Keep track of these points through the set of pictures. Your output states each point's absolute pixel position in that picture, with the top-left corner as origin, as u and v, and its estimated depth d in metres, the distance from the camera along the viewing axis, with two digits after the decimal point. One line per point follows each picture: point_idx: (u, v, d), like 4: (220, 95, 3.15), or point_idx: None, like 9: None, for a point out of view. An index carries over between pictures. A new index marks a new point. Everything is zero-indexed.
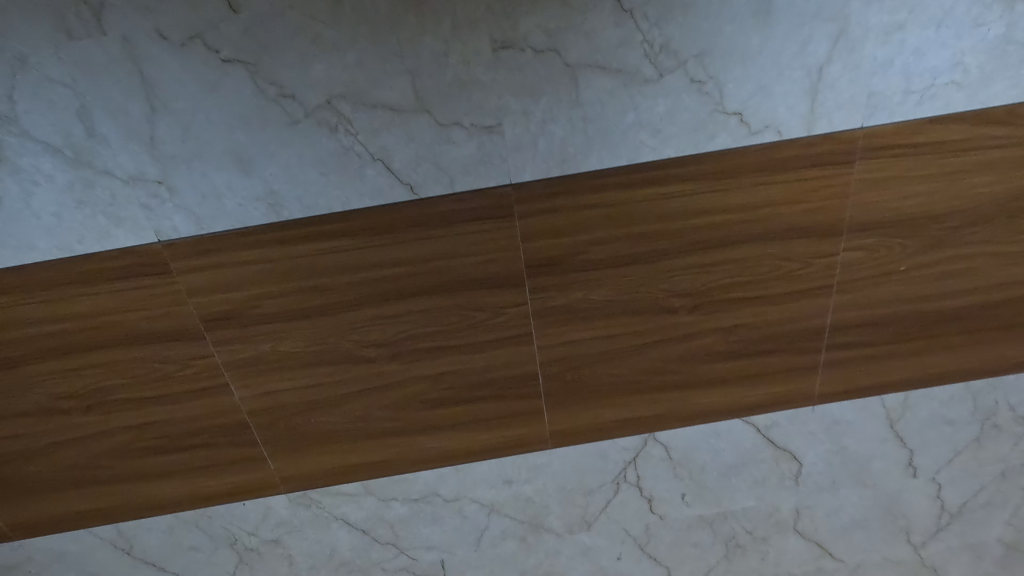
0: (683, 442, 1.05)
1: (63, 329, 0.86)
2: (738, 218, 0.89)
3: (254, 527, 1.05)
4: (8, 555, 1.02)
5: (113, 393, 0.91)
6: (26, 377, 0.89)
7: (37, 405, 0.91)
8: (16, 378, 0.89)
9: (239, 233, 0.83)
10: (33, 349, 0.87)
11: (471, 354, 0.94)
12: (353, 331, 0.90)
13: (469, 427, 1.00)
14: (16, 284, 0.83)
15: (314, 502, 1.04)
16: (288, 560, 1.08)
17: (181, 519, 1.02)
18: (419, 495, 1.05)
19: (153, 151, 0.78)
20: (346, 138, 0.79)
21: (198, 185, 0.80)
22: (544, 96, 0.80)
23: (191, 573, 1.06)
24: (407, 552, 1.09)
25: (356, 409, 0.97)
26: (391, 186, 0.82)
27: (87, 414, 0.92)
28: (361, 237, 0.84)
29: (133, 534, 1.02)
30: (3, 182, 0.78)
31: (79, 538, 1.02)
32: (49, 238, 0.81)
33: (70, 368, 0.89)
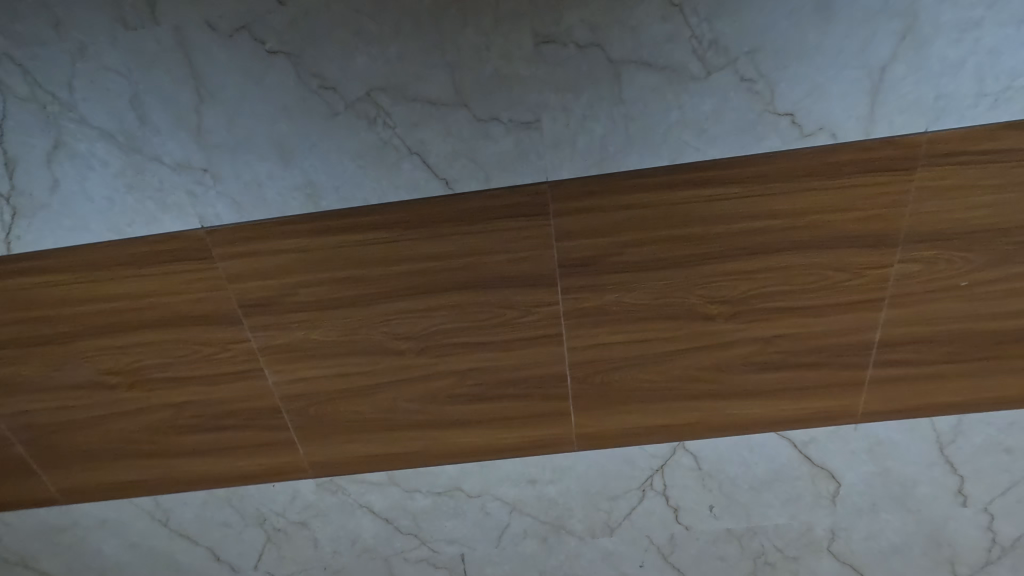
0: (714, 453, 1.02)
1: (111, 308, 0.90)
2: (784, 224, 0.84)
3: (282, 508, 1.07)
4: (57, 518, 1.08)
5: (155, 372, 0.95)
6: (76, 352, 0.93)
7: (87, 378, 0.95)
8: (68, 352, 0.93)
9: (278, 222, 0.84)
10: (85, 326, 0.91)
11: (499, 351, 0.93)
12: (384, 323, 0.91)
13: (494, 424, 1.00)
14: (70, 263, 0.87)
15: (340, 489, 1.06)
16: (313, 543, 1.10)
17: (215, 495, 1.06)
18: (443, 488, 1.06)
19: (199, 139, 0.80)
20: (384, 131, 0.79)
21: (241, 174, 0.82)
22: (586, 92, 0.78)
23: (222, 548, 1.10)
24: (428, 544, 1.11)
25: (384, 401, 0.98)
26: (426, 180, 0.82)
27: (131, 390, 0.96)
28: (396, 231, 0.84)
29: (170, 506, 1.07)
30: (61, 166, 0.82)
31: (120, 508, 1.07)
32: (101, 221, 0.85)
33: (117, 346, 0.93)
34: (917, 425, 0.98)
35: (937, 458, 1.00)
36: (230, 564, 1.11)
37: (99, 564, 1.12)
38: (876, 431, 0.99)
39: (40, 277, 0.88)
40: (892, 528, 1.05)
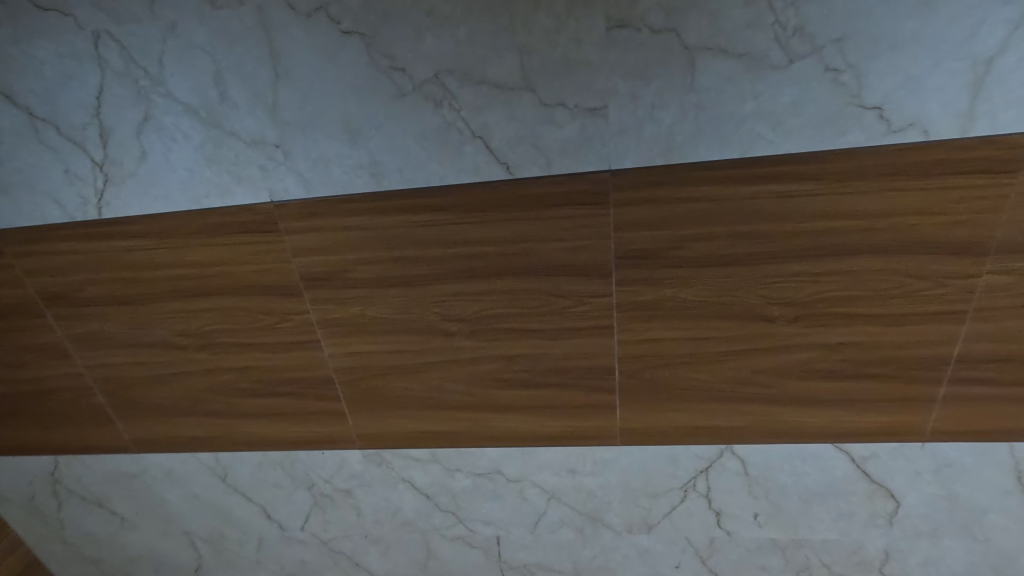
0: (763, 460, 0.98)
1: (186, 275, 0.95)
2: (860, 225, 0.80)
3: (330, 475, 1.12)
4: (129, 465, 1.17)
5: (222, 336, 1.00)
6: (153, 313, 1.00)
7: (161, 338, 1.02)
8: (146, 313, 1.00)
9: (342, 199, 0.87)
10: (162, 290, 0.97)
11: (549, 339, 0.93)
12: (437, 304, 0.93)
13: (539, 412, 1.00)
14: (151, 229, 0.93)
15: (384, 462, 1.09)
16: (356, 510, 1.16)
17: (269, 457, 1.12)
18: (483, 470, 1.07)
19: (274, 116, 0.83)
20: (449, 113, 0.80)
21: (310, 151, 0.85)
22: (656, 79, 0.75)
23: (274, 506, 1.18)
24: (465, 523, 1.14)
25: (432, 380, 1.00)
26: (488, 164, 0.82)
27: (200, 352, 1.02)
28: (454, 213, 0.85)
29: (228, 464, 1.13)
30: (149, 138, 0.87)
31: (185, 461, 1.15)
32: (182, 190, 0.89)
33: (189, 310, 0.99)
34: (993, 450, 0.91)
35: (1012, 487, 0.93)
36: (281, 522, 1.20)
37: (165, 509, 1.22)
38: (946, 452, 0.93)
39: (124, 241, 0.94)
40: (953, 555, 0.99)
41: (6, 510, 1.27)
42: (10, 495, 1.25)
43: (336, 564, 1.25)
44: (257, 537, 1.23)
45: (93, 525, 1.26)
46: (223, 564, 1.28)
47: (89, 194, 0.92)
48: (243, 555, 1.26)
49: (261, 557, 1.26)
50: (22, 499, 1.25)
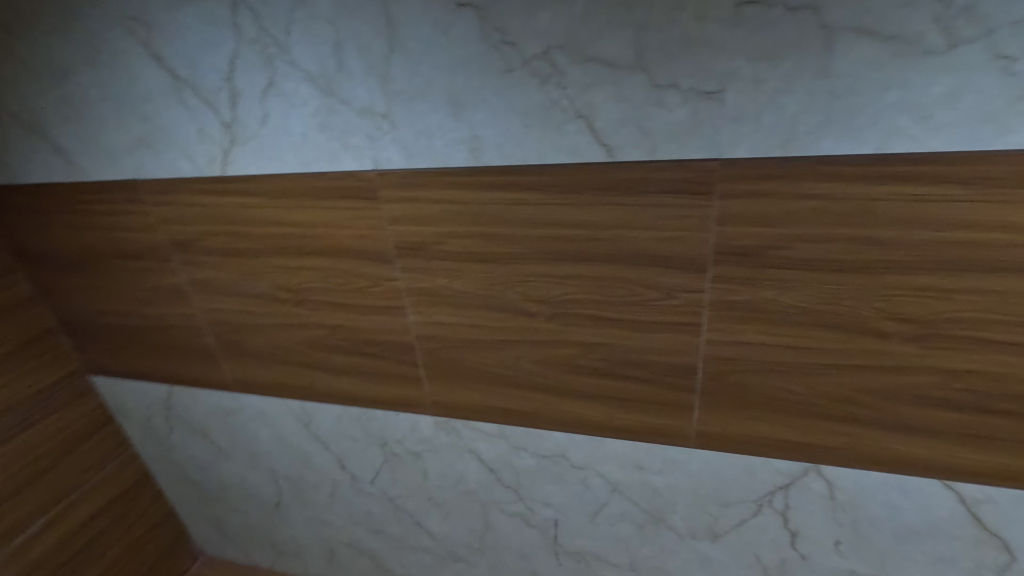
0: (855, 487, 0.90)
1: (289, 234, 1.01)
2: (1012, 239, 0.69)
3: (402, 436, 1.18)
4: (228, 402, 1.29)
5: (318, 294, 1.07)
6: (258, 268, 1.07)
7: (264, 291, 1.10)
8: (252, 267, 1.07)
9: (439, 172, 0.88)
10: (269, 246, 1.04)
11: (631, 331, 0.90)
12: (521, 283, 0.93)
13: (612, 403, 0.98)
14: (264, 189, 0.99)
15: (454, 431, 1.13)
16: (423, 473, 1.21)
17: (348, 412, 1.19)
18: (549, 453, 1.08)
19: (385, 86, 0.85)
20: (555, 91, 0.78)
21: (415, 123, 0.86)
22: (785, 61, 0.69)
23: (349, 457, 1.25)
24: (525, 501, 1.16)
25: (508, 358, 1.00)
26: (588, 145, 0.80)
27: (297, 307, 1.09)
28: (549, 194, 0.84)
29: (312, 413, 1.22)
30: (271, 103, 0.92)
31: (275, 404, 1.24)
32: (296, 154, 0.94)
33: (290, 267, 1.05)
34: None
35: None
36: (353, 473, 1.28)
37: (255, 445, 1.34)
38: None
39: (240, 198, 1.00)
40: None
41: (127, 427, 1.44)
42: (131, 415, 1.41)
43: (400, 520, 1.32)
44: (331, 484, 1.32)
45: (195, 450, 1.42)
46: (301, 503, 1.40)
47: (216, 152, 0.98)
48: (318, 497, 1.37)
49: (333, 502, 1.36)
50: (141, 419, 1.41)
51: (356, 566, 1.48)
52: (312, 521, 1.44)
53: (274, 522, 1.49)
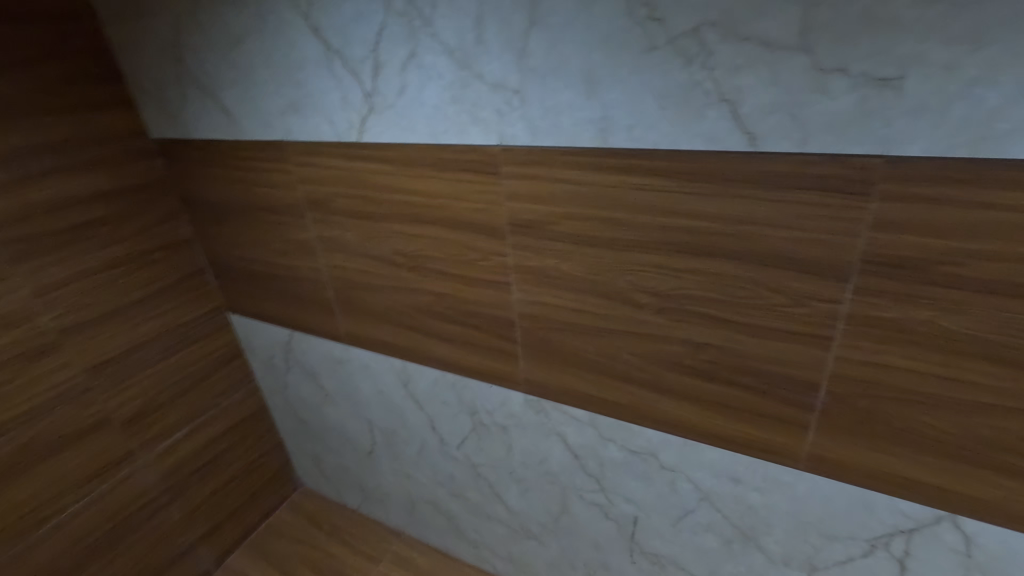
0: (997, 546, 0.79)
1: (411, 201, 1.06)
2: None
3: (492, 408, 1.21)
4: (339, 352, 1.39)
5: (429, 262, 1.11)
6: (379, 231, 1.13)
7: (382, 254, 1.16)
8: (374, 230, 1.14)
9: (564, 151, 0.86)
10: (391, 211, 1.09)
11: (749, 336, 0.84)
12: (634, 273, 0.89)
13: (716, 409, 0.93)
14: (393, 157, 1.03)
15: (543, 411, 1.13)
16: (507, 446, 1.23)
17: (445, 377, 1.24)
18: (638, 449, 1.05)
19: (520, 61, 0.84)
20: (700, 71, 0.73)
21: (545, 100, 0.84)
22: (991, 45, 0.59)
23: (440, 420, 1.31)
24: (606, 493, 1.14)
25: (609, 347, 0.98)
26: (729, 132, 0.74)
27: (409, 272, 1.15)
28: (677, 181, 0.79)
29: (412, 373, 1.29)
30: (409, 75, 0.94)
31: (380, 360, 1.33)
32: (427, 125, 0.96)
33: (408, 233, 1.10)
34: None
35: None
36: (442, 436, 1.34)
37: (358, 395, 1.44)
38: None
39: (372, 163, 1.06)
40: None
41: (253, 362, 1.62)
42: (257, 352, 1.58)
43: (480, 488, 1.37)
44: (420, 442, 1.40)
45: (306, 392, 1.56)
46: (391, 455, 1.50)
47: (355, 119, 1.03)
48: (407, 453, 1.45)
49: (420, 460, 1.44)
50: (265, 356, 1.58)
51: (433, 522, 1.56)
52: (399, 474, 1.53)
53: (365, 468, 1.61)
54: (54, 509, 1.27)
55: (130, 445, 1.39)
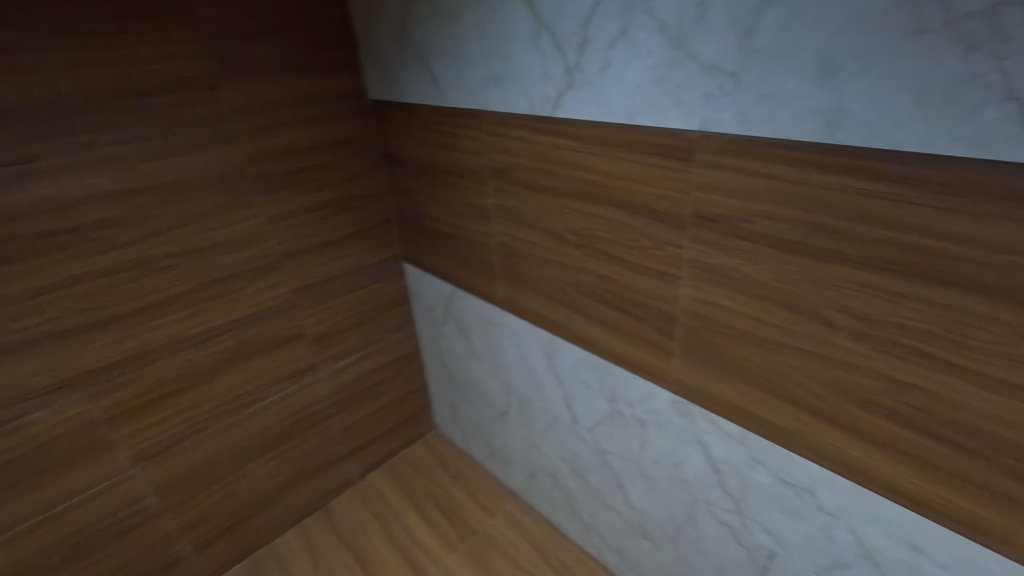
0: None
1: (590, 180, 1.03)
2: None
3: (633, 400, 1.16)
4: (491, 314, 1.46)
5: (597, 242, 1.07)
6: (551, 205, 1.13)
7: (549, 228, 1.16)
8: (546, 203, 1.14)
9: (775, 144, 0.77)
10: (567, 186, 1.08)
11: (977, 388, 0.70)
12: (834, 289, 0.78)
13: (908, 461, 0.79)
14: (580, 134, 1.00)
15: (689, 416, 1.06)
16: (641, 441, 1.19)
17: (590, 359, 1.22)
18: (793, 481, 0.94)
19: (744, 41, 0.75)
20: (984, 61, 0.59)
21: (766, 86, 0.75)
22: None
23: (577, 399, 1.31)
24: (744, 518, 1.06)
25: (783, 365, 0.88)
26: (1011, 139, 0.59)
27: (573, 250, 1.13)
28: (917, 191, 0.67)
29: (557, 348, 1.29)
30: (616, 52, 0.89)
31: (528, 329, 1.36)
32: (624, 105, 0.92)
33: (579, 211, 1.08)
34: None
35: None
36: (575, 415, 1.34)
37: (502, 358, 1.51)
38: None
39: (557, 138, 1.05)
40: None
41: (416, 309, 1.80)
42: (421, 300, 1.74)
43: (603, 475, 1.36)
44: (552, 415, 1.42)
45: (456, 345, 1.68)
46: (522, 421, 1.56)
47: (551, 94, 1.02)
48: (538, 423, 1.50)
49: (549, 433, 1.48)
50: (426, 306, 1.74)
51: (550, 494, 1.61)
52: (526, 440, 1.60)
53: (496, 427, 1.71)
54: (264, 395, 1.53)
55: (320, 356, 1.62)
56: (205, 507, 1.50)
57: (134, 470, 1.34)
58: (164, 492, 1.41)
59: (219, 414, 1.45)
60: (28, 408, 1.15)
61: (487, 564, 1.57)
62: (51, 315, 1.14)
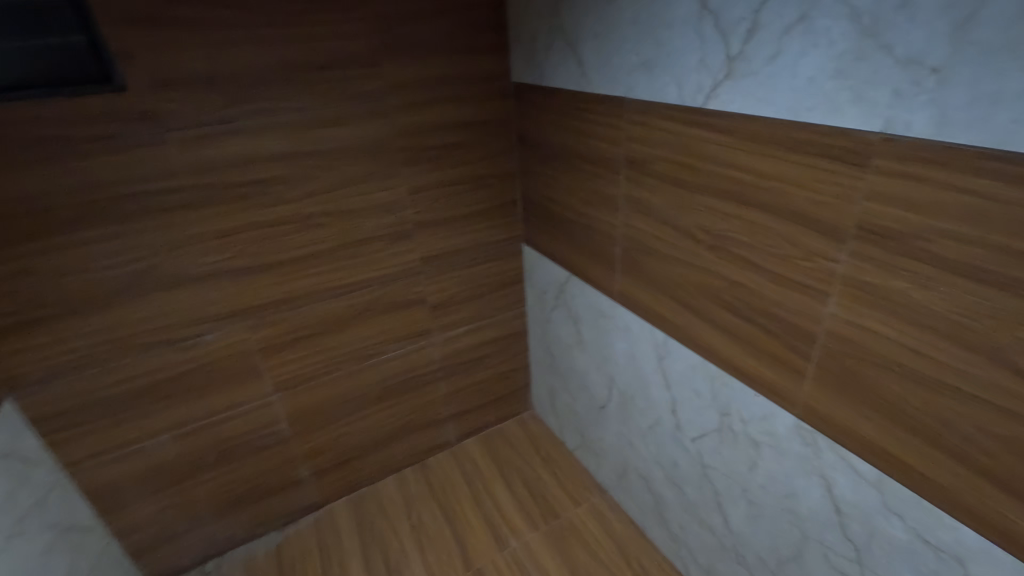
0: None
1: (735, 178, 0.95)
2: None
3: (749, 418, 1.08)
4: (604, 306, 1.44)
5: (733, 245, 1.00)
6: (686, 201, 1.07)
7: (680, 225, 1.10)
8: (682, 198, 1.08)
9: (981, 155, 0.64)
10: (707, 183, 1.01)
11: None
12: None
13: None
14: (730, 128, 0.93)
15: (814, 446, 0.96)
16: (751, 463, 1.11)
17: (706, 367, 1.15)
18: (937, 543, 0.82)
19: (959, 31, 0.63)
20: None
21: (981, 85, 0.63)
22: None
23: (684, 406, 1.25)
24: (864, 570, 0.95)
25: (947, 411, 0.76)
26: None
27: (704, 250, 1.07)
28: None
29: (670, 350, 1.24)
30: (789, 40, 0.80)
31: (642, 326, 1.31)
32: (789, 99, 0.82)
33: (718, 210, 1.01)
34: None
35: None
36: (680, 422, 1.28)
37: (609, 351, 1.49)
38: None
39: (703, 131, 0.98)
40: None
41: (529, 291, 1.83)
42: (535, 283, 1.77)
43: (702, 489, 1.29)
44: (655, 417, 1.38)
45: (563, 331, 1.69)
46: (622, 417, 1.53)
47: (705, 84, 0.95)
48: (637, 422, 1.46)
49: (648, 435, 1.43)
50: (539, 289, 1.76)
51: (639, 496, 1.57)
52: (622, 438, 1.57)
53: (593, 419, 1.70)
54: (385, 350, 1.67)
55: (436, 322, 1.73)
56: (324, 440, 1.69)
57: (274, 397, 1.54)
58: (295, 420, 1.60)
59: (346, 361, 1.61)
60: (204, 331, 1.37)
61: (567, 551, 1.59)
62: (229, 255, 1.33)
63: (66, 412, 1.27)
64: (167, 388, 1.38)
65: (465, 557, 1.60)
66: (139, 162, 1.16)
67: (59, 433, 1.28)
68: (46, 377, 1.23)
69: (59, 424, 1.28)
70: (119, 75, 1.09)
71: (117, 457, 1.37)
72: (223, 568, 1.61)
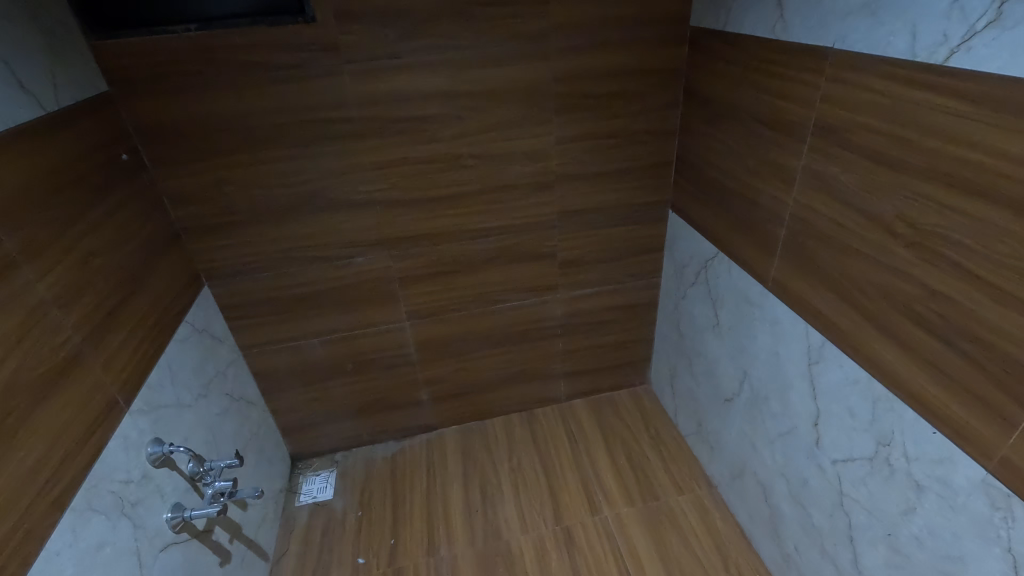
0: None
1: (967, 160, 0.74)
2: None
3: (916, 456, 0.90)
4: (753, 292, 1.28)
5: (945, 246, 0.79)
6: (886, 183, 0.87)
7: (873, 212, 0.91)
8: (881, 179, 0.88)
9: None
10: (927, 163, 0.80)
11: None
12: None
13: None
14: (978, 93, 0.71)
15: (1005, 512, 0.76)
16: (907, 506, 0.93)
17: (869, 386, 0.97)
18: None
19: None
20: None
21: None
22: None
23: (829, 422, 1.08)
24: None
25: None
26: None
27: (899, 247, 0.87)
28: None
29: (825, 357, 1.07)
30: None
31: (795, 324, 1.14)
32: None
33: (931, 198, 0.80)
34: None
35: None
36: (820, 438, 1.12)
37: (748, 343, 1.33)
38: None
39: (935, 96, 0.77)
40: None
41: (667, 263, 1.71)
42: (675, 256, 1.64)
43: (832, 517, 1.13)
44: (789, 424, 1.22)
45: (698, 312, 1.56)
46: (749, 416, 1.39)
47: (954, 32, 0.73)
48: (767, 427, 1.32)
49: (777, 441, 1.28)
50: (679, 262, 1.63)
51: (753, 503, 1.44)
52: (745, 437, 1.43)
53: (714, 411, 1.58)
54: (510, 298, 1.69)
55: (564, 280, 1.70)
56: (445, 371, 1.80)
57: (407, 323, 1.67)
58: (421, 348, 1.73)
59: (472, 303, 1.67)
60: (355, 254, 1.50)
61: (660, 536, 1.53)
62: (383, 186, 1.42)
63: (246, 304, 1.51)
64: (321, 299, 1.55)
65: (556, 511, 1.63)
66: (319, 91, 1.27)
67: (240, 320, 1.53)
68: (234, 272, 1.45)
69: (240, 313, 1.52)
70: (310, 8, 1.18)
71: (278, 349, 1.61)
72: (348, 461, 1.84)
